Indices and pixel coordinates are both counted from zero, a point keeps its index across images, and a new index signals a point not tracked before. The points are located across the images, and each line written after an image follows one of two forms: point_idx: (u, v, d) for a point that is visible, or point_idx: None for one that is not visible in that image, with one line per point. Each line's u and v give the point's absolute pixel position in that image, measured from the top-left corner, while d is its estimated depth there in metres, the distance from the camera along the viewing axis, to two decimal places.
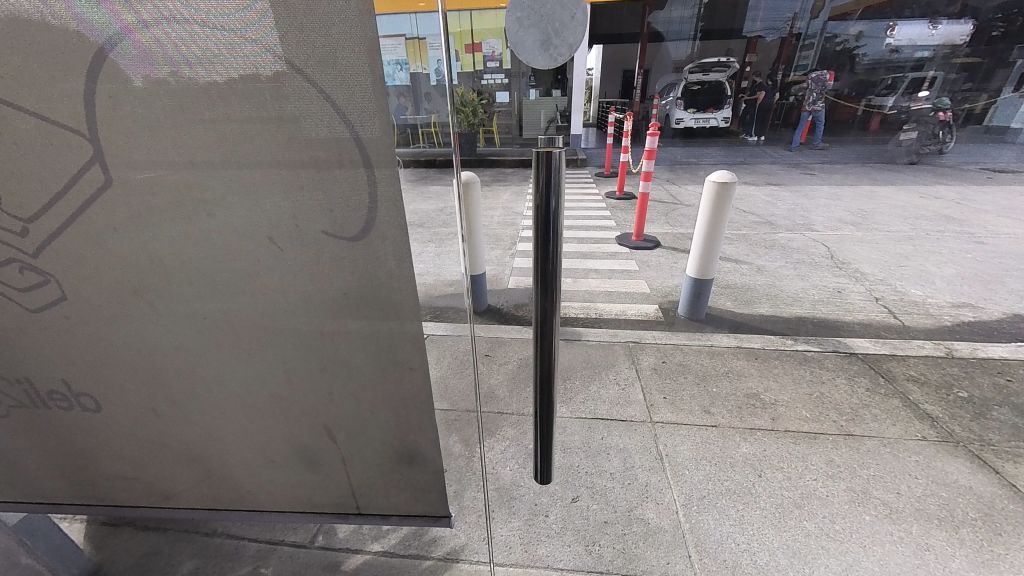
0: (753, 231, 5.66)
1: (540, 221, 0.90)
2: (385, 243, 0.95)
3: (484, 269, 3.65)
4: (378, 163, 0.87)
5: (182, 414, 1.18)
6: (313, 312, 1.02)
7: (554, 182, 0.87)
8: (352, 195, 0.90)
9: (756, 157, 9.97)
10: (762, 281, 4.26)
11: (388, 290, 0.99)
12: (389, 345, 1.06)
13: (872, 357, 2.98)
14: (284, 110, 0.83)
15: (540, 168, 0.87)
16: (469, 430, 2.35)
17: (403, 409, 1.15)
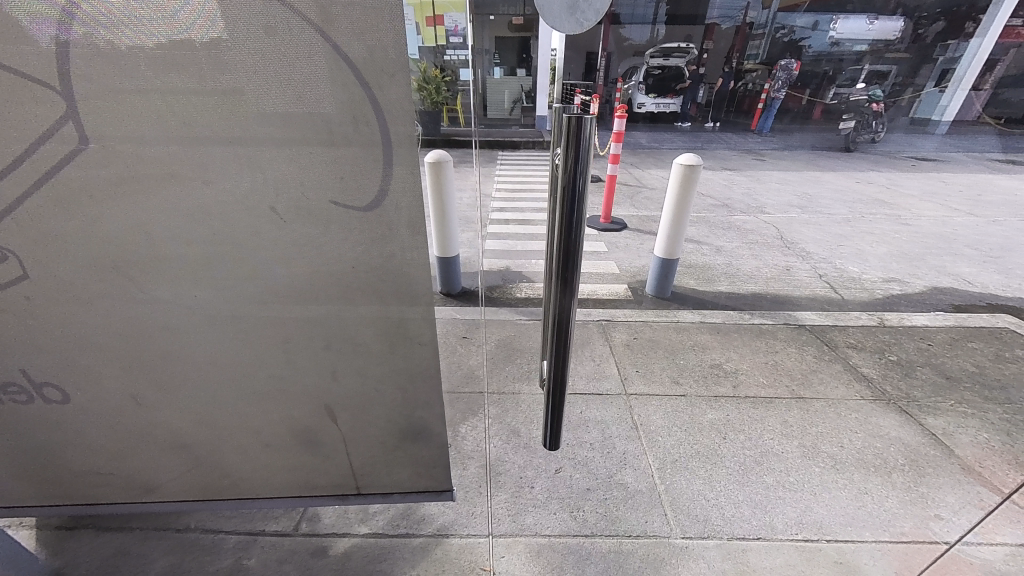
0: (711, 213, 5.95)
1: (564, 204, 0.91)
2: (399, 215, 0.92)
3: (458, 251, 3.64)
4: (395, 129, 0.84)
5: (168, 401, 1.11)
6: (321, 291, 0.99)
7: (580, 165, 0.88)
8: (366, 164, 0.86)
9: (713, 143, 10.38)
10: (720, 260, 4.51)
11: (400, 265, 0.97)
12: (401, 322, 1.04)
13: (817, 327, 3.27)
14: (293, 70, 0.77)
15: (568, 149, 0.87)
16: (451, 410, 2.36)
17: (411, 388, 1.14)
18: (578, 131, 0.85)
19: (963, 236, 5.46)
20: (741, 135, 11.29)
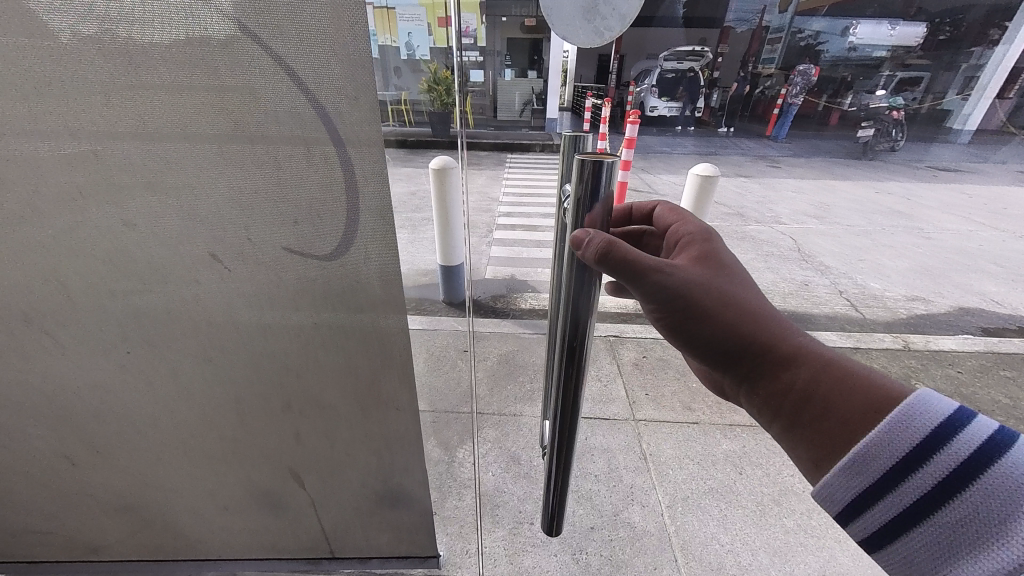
0: (725, 222, 5.77)
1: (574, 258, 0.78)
2: (367, 264, 0.80)
3: (461, 259, 3.53)
4: (358, 166, 0.72)
5: (108, 459, 1.01)
6: (280, 344, 0.87)
7: (598, 218, 0.74)
8: (324, 206, 0.73)
9: (726, 148, 10.16)
10: None
11: (369, 321, 0.85)
12: (373, 381, 0.93)
13: (838, 350, 3.09)
14: (222, 93, 0.64)
15: (582, 191, 0.72)
16: (447, 432, 2.25)
17: (387, 451, 1.05)
18: (596, 177, 0.70)
19: (990, 252, 5.22)
20: (755, 141, 11.07)
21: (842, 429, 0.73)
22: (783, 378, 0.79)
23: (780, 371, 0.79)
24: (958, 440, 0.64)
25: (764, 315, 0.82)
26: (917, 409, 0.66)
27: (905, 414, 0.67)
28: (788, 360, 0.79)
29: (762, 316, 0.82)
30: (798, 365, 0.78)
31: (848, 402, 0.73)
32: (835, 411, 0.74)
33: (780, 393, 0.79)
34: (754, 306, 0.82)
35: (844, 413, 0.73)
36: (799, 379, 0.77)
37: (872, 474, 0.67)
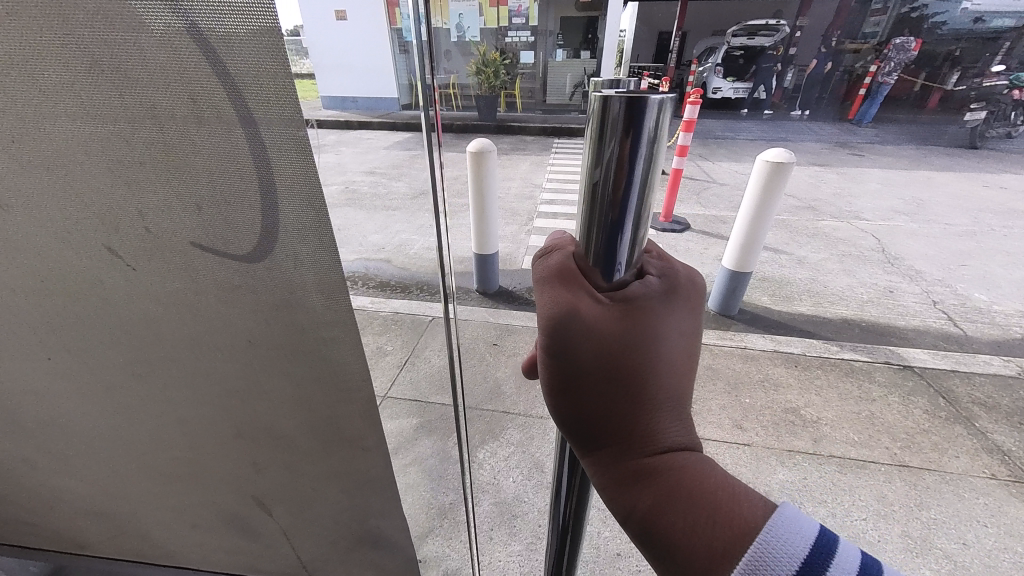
0: (794, 216, 5.17)
1: (593, 264, 0.56)
2: (301, 272, 0.61)
3: (496, 248, 3.41)
4: (269, 133, 0.50)
5: (61, 474, 0.91)
6: (213, 362, 0.70)
7: (629, 202, 0.52)
8: (237, 193, 0.54)
9: (799, 134, 9.17)
10: (802, 275, 3.86)
11: (318, 339, 0.67)
12: (329, 410, 0.76)
13: (930, 372, 2.62)
14: (69, 18, 0.43)
15: (603, 176, 0.52)
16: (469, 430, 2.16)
17: (358, 487, 0.88)
18: (630, 145, 0.49)
19: None
20: (835, 126, 9.89)
21: (667, 567, 0.53)
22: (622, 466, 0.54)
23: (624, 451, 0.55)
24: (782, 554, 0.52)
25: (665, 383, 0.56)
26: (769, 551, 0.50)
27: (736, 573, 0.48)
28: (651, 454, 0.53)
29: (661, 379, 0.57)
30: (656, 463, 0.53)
31: (695, 536, 0.52)
32: (673, 546, 0.52)
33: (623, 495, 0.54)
34: (659, 364, 0.56)
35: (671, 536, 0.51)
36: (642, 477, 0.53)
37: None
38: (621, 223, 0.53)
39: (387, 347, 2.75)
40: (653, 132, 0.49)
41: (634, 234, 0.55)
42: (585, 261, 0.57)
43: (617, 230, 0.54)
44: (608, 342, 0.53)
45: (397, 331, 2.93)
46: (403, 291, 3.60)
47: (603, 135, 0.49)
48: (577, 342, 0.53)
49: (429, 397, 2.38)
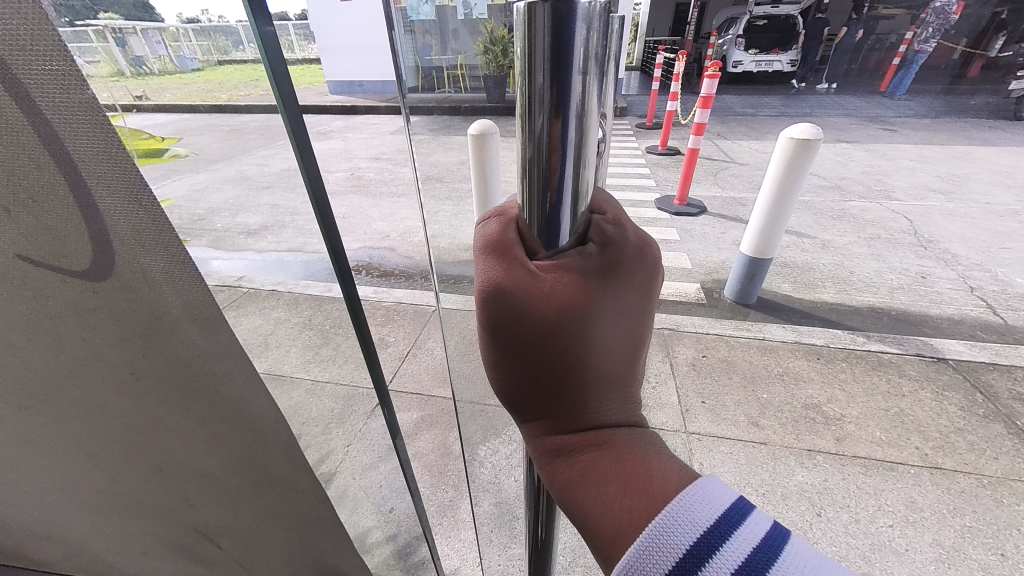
0: (819, 197, 4.89)
1: (533, 232, 0.58)
2: (165, 296, 0.45)
3: None
4: (49, 102, 0.33)
5: None
6: (79, 427, 0.51)
7: (562, 170, 0.52)
8: (20, 194, 0.36)
9: (826, 107, 8.65)
10: (827, 260, 3.64)
11: (210, 382, 0.54)
12: (250, 445, 0.64)
13: (967, 365, 2.44)
14: None
15: (537, 150, 0.51)
16: (471, 426, 2.13)
17: (298, 516, 0.81)
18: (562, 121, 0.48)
19: None
20: (865, 99, 9.32)
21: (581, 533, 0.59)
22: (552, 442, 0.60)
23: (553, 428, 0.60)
24: (726, 551, 0.53)
25: (604, 376, 0.58)
26: (663, 536, 0.54)
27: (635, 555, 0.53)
28: (575, 429, 0.59)
29: (600, 370, 0.58)
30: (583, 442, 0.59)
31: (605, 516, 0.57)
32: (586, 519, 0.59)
33: (548, 463, 0.60)
34: (598, 355, 0.58)
35: (589, 509, 0.58)
36: (571, 462, 0.59)
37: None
38: (559, 199, 0.53)
39: (390, 339, 2.75)
40: (581, 94, 0.46)
41: (573, 201, 0.55)
42: (525, 228, 0.58)
43: (554, 201, 0.54)
44: (539, 330, 0.55)
45: (402, 322, 2.92)
46: (409, 280, 3.57)
47: (531, 110, 0.48)
48: (508, 324, 0.55)
49: (432, 390, 2.34)
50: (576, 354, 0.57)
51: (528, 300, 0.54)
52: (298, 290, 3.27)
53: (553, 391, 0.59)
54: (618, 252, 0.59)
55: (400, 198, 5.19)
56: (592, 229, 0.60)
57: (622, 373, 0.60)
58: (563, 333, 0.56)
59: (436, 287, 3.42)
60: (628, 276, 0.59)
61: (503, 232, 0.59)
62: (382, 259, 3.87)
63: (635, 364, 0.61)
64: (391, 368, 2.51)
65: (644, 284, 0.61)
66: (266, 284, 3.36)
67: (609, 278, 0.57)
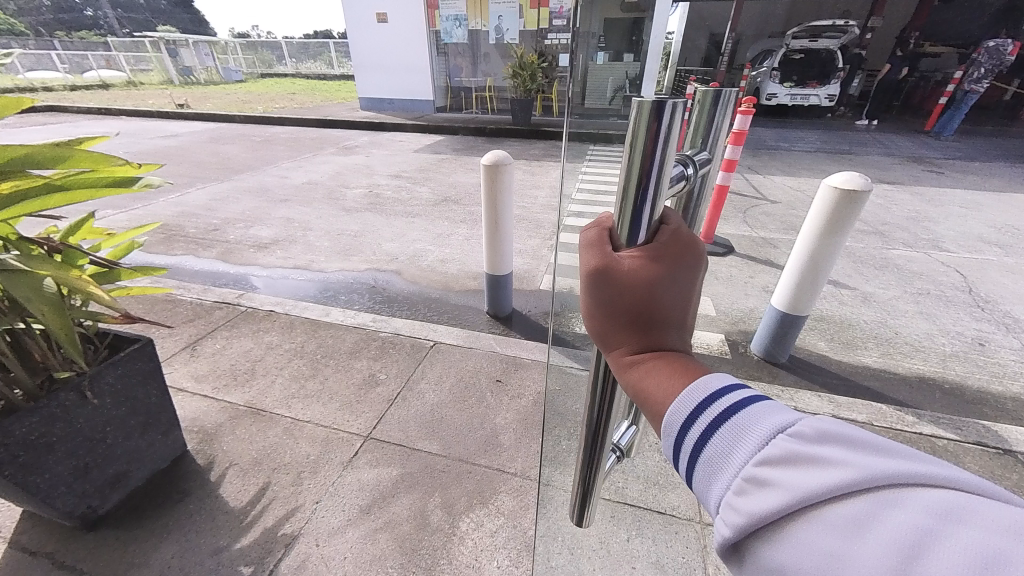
0: (859, 242, 4.54)
1: (621, 233, 0.69)
2: None
3: (511, 269, 3.18)
4: None
5: None
6: None
7: (644, 195, 0.65)
8: None
9: (865, 145, 8.26)
10: (869, 316, 3.30)
11: None
12: None
13: None
14: None
15: (628, 176, 0.65)
16: (454, 491, 1.91)
17: None
18: (650, 150, 0.61)
19: None
20: (908, 137, 8.88)
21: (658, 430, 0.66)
22: (623, 349, 0.69)
23: (625, 343, 0.69)
24: (721, 400, 0.60)
25: (669, 314, 0.69)
26: (696, 389, 0.62)
27: (684, 407, 0.61)
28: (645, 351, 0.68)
29: (669, 306, 0.68)
30: (648, 348, 0.68)
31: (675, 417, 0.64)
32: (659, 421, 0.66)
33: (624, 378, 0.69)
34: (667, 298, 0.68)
35: (652, 398, 0.65)
36: (641, 368, 0.67)
37: (668, 444, 0.63)
38: (641, 214, 0.66)
39: (381, 376, 2.58)
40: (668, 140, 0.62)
41: (654, 211, 0.67)
42: (617, 237, 0.70)
43: (638, 217, 0.66)
44: (628, 285, 0.66)
45: (396, 357, 2.75)
46: (412, 308, 3.41)
47: (631, 147, 0.62)
48: (604, 284, 0.67)
49: (415, 443, 2.13)
50: (655, 297, 0.67)
51: (618, 268, 0.66)
52: (298, 312, 3.17)
53: (632, 325, 0.69)
54: (680, 238, 0.71)
55: (413, 217, 5.10)
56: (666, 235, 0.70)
57: (681, 314, 0.70)
58: (646, 283, 0.66)
59: (439, 319, 3.29)
60: (687, 251, 0.70)
61: (599, 226, 0.72)
62: (386, 283, 3.74)
63: (690, 305, 0.71)
64: (377, 410, 2.33)
65: (700, 253, 0.72)
66: (264, 303, 3.26)
67: (682, 248, 0.70)
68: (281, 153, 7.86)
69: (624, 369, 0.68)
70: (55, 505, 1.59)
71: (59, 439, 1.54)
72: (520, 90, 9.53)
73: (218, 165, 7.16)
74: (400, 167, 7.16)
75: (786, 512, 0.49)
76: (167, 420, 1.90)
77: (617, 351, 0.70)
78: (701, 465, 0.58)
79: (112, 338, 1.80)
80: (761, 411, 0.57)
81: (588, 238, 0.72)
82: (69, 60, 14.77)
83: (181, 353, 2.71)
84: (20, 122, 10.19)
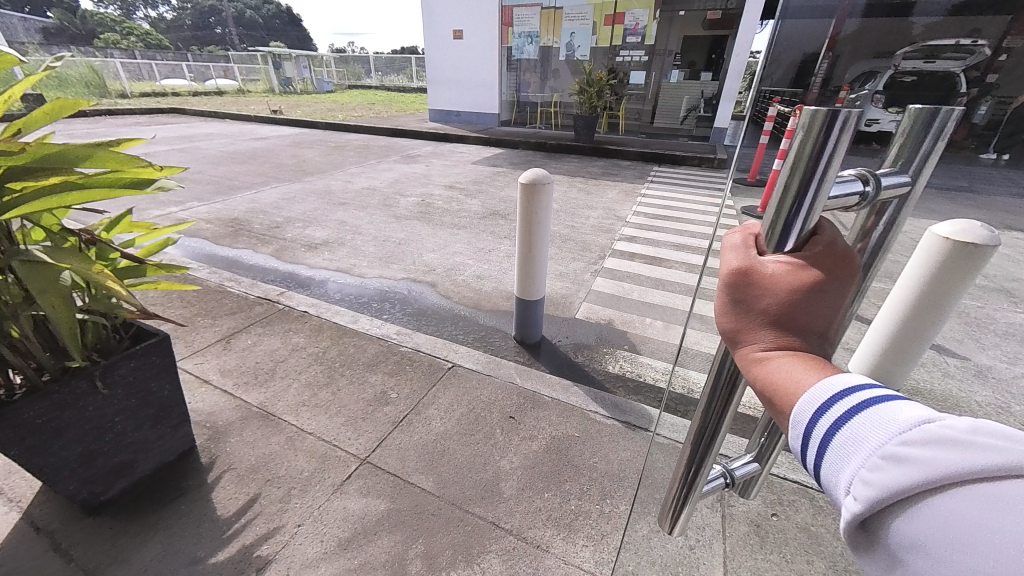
0: (977, 302, 3.72)
1: (769, 240, 0.69)
2: None
3: (543, 295, 2.97)
4: None
5: None
6: None
7: (800, 206, 0.64)
8: None
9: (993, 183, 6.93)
10: (986, 397, 2.63)
11: None
12: None
13: None
14: None
15: (788, 182, 0.64)
16: (440, 540, 1.72)
17: None
18: (812, 160, 0.61)
19: None
20: None
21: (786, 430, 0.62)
22: (754, 342, 0.66)
23: (757, 337, 0.66)
24: (860, 397, 0.57)
25: (813, 320, 0.64)
26: (831, 386, 0.59)
27: (817, 399, 0.59)
28: (781, 351, 0.64)
29: (818, 308, 0.64)
30: (785, 345, 0.64)
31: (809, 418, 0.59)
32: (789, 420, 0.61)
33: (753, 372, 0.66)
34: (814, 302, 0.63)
35: (783, 392, 0.62)
36: (774, 364, 0.64)
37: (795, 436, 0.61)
38: (794, 221, 0.65)
39: (392, 395, 2.47)
40: (833, 154, 0.61)
41: (809, 219, 0.65)
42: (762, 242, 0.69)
43: (790, 224, 0.65)
44: (769, 283, 0.65)
45: (411, 375, 2.64)
46: (439, 324, 3.32)
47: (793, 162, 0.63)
48: (743, 280, 0.66)
49: (410, 476, 1.98)
50: (799, 300, 0.63)
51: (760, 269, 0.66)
52: (329, 316, 3.22)
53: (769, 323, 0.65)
54: (832, 248, 0.67)
55: (458, 229, 5.08)
56: (816, 245, 0.67)
57: (826, 324, 0.65)
58: (792, 283, 0.64)
59: (464, 339, 3.15)
60: (842, 262, 0.65)
61: (745, 232, 0.71)
62: (419, 295, 3.71)
63: (838, 316, 0.65)
64: (380, 432, 2.22)
65: (853, 266, 0.66)
66: (301, 304, 3.35)
67: (838, 256, 0.66)
68: (351, 159, 8.35)
69: (753, 363, 0.65)
70: (59, 487, 1.63)
71: (68, 424, 1.58)
72: (585, 107, 9.34)
73: (293, 167, 7.76)
74: (456, 178, 7.25)
75: (908, 490, 0.46)
76: (178, 415, 1.94)
77: (745, 342, 0.67)
78: (833, 450, 0.57)
79: (137, 330, 1.87)
80: (902, 406, 0.54)
81: (732, 242, 0.71)
82: (196, 71, 17.14)
83: (215, 345, 2.83)
84: (150, 121, 11.93)
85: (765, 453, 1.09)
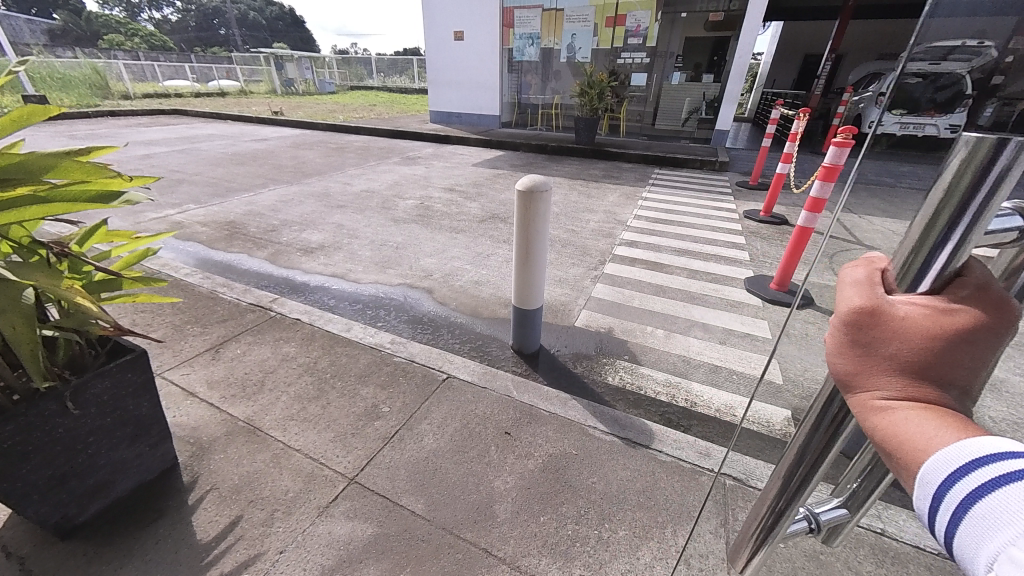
0: None
1: (900, 277, 0.64)
2: None
3: (541, 304, 2.89)
4: None
5: None
6: None
7: (946, 236, 0.60)
8: None
9: None
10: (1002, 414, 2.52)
11: None
12: None
13: None
14: None
15: (937, 209, 0.60)
16: (428, 568, 1.63)
17: None
18: (973, 186, 0.57)
19: None
20: None
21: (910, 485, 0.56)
22: (874, 386, 0.60)
23: (881, 384, 0.60)
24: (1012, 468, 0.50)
25: (954, 370, 0.57)
26: (973, 449, 0.52)
27: (954, 459, 0.52)
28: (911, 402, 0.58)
29: (964, 360, 0.56)
30: (917, 397, 0.58)
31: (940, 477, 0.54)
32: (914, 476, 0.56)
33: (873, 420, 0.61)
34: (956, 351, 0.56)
35: (911, 447, 0.57)
36: (900, 416, 0.58)
37: (922, 495, 0.55)
38: (935, 251, 0.60)
39: (384, 408, 2.39)
40: (1001, 182, 0.56)
41: (955, 256, 0.60)
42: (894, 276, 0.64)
43: (931, 255, 0.61)
44: (899, 326, 0.58)
45: (405, 387, 2.56)
46: (435, 332, 3.23)
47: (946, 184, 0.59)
48: (866, 319, 0.61)
49: (400, 497, 1.90)
50: (940, 349, 0.56)
51: (891, 310, 0.59)
52: (322, 324, 3.14)
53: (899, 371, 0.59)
54: (985, 294, 0.58)
55: (457, 233, 4.99)
56: (966, 288, 0.60)
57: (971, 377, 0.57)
58: (930, 328, 0.57)
59: (459, 348, 3.06)
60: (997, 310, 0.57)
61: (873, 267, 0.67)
62: (415, 301, 3.62)
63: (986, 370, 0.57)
64: (370, 449, 2.13)
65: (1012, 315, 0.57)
66: (293, 311, 3.27)
67: (992, 303, 0.57)
68: (350, 161, 8.29)
69: (872, 411, 0.60)
70: (27, 512, 1.55)
71: (36, 447, 1.50)
72: (587, 108, 9.25)
73: (291, 169, 7.71)
74: (455, 180, 7.17)
75: None
76: (158, 432, 1.86)
77: (864, 386, 0.61)
78: (973, 519, 0.51)
79: (114, 345, 1.80)
80: None
81: (853, 277, 0.67)
82: (197, 71, 17.13)
83: (203, 355, 2.75)
84: (150, 121, 11.91)
85: (859, 499, 0.94)
